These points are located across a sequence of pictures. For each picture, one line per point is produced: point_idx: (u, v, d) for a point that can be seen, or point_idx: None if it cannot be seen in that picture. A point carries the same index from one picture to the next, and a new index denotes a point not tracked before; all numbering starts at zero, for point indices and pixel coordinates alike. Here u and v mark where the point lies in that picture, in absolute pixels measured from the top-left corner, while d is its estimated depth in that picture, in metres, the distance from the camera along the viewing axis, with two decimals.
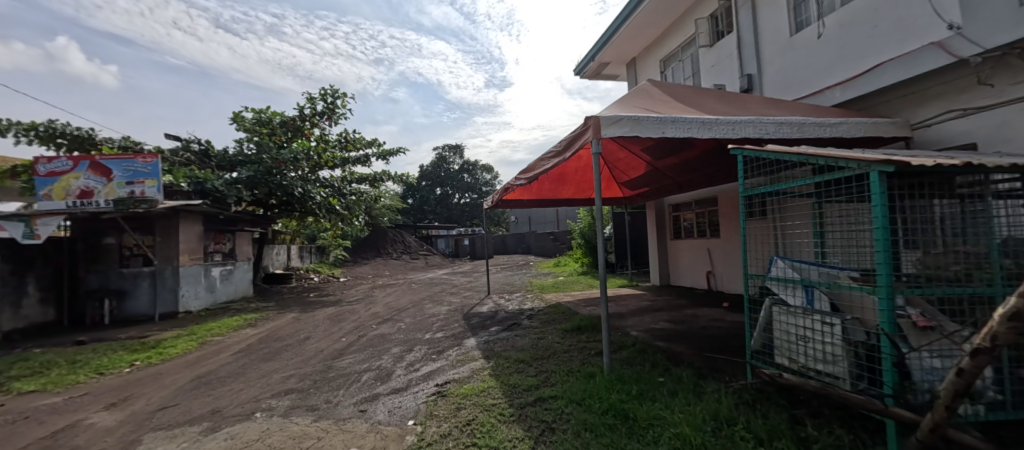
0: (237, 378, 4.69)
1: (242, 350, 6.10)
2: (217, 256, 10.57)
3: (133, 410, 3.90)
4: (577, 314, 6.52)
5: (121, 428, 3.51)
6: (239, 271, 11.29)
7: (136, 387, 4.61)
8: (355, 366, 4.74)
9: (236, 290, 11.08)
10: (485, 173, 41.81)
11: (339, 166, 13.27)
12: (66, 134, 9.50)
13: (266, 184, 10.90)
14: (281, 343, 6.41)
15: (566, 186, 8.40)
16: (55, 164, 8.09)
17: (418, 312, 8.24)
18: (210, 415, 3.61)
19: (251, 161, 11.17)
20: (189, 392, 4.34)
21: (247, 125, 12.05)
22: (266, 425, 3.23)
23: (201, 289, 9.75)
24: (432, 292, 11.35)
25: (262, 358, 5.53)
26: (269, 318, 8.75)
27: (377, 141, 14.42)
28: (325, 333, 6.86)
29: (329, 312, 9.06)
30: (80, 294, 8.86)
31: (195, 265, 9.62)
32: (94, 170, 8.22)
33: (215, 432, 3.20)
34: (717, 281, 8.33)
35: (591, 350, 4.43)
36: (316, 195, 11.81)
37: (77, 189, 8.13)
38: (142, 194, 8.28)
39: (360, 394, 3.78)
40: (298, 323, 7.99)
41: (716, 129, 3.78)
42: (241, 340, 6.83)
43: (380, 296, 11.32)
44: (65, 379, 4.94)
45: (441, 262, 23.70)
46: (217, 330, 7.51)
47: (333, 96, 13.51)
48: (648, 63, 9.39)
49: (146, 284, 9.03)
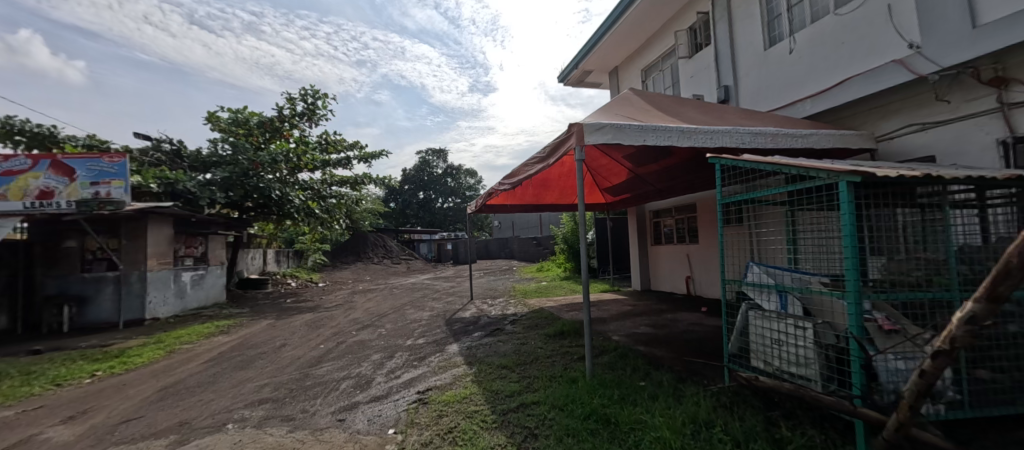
0: (208, 388, 4.52)
1: (213, 359, 5.87)
2: (188, 260, 10.20)
3: (94, 424, 3.70)
4: (560, 319, 6.55)
5: (79, 443, 3.32)
6: (212, 276, 10.89)
7: (97, 399, 4.37)
8: (333, 374, 4.62)
9: (208, 296, 10.68)
10: (468, 177, 41.74)
11: (319, 168, 13.03)
12: (25, 131, 9.04)
13: (242, 186, 10.61)
14: (255, 350, 6.21)
15: (549, 191, 8.47)
16: (12, 162, 7.68)
17: (400, 318, 8.13)
18: (177, 427, 3.46)
19: (227, 162, 10.85)
20: (155, 403, 4.14)
21: (222, 125, 11.72)
22: (238, 436, 3.12)
23: (170, 294, 9.37)
24: (414, 297, 11.21)
25: (235, 367, 5.34)
26: (243, 324, 8.47)
27: (358, 143, 14.25)
28: (302, 340, 6.68)
29: (307, 318, 8.84)
30: (37, 300, 8.38)
31: (164, 270, 9.24)
32: (56, 169, 7.85)
33: (183, 445, 3.07)
34: (695, 286, 8.51)
35: (573, 356, 4.45)
36: (294, 198, 11.57)
37: (36, 189, 7.73)
38: (107, 196, 7.91)
39: (338, 403, 3.69)
40: (274, 330, 7.77)
41: (695, 138, 3.89)
42: (213, 347, 6.59)
43: (360, 301, 11.10)
44: (18, 391, 4.66)
45: (423, 267, 23.48)
46: (187, 337, 7.21)
47: (314, 97, 13.30)
48: (629, 72, 9.60)
49: (110, 289, 8.60)
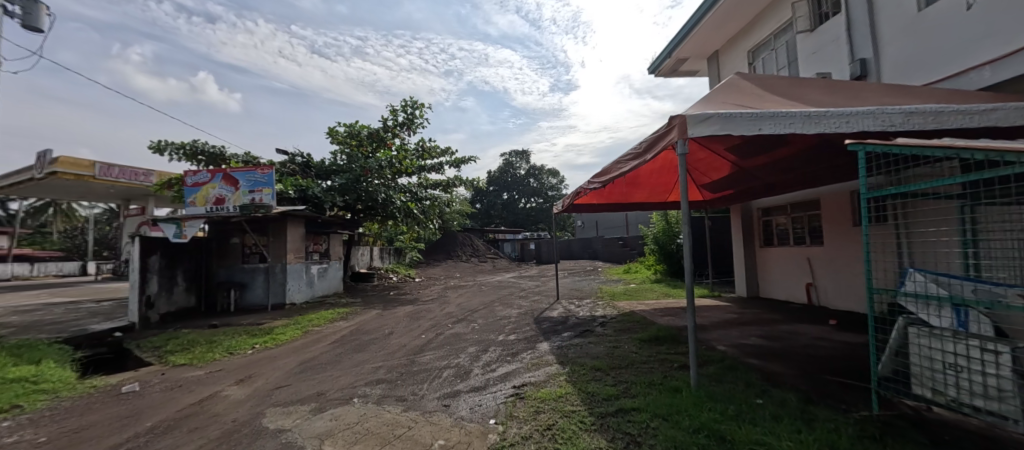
0: (335, 366, 5.21)
1: (337, 341, 6.76)
2: (316, 255, 11.92)
3: (257, 387, 4.52)
4: (655, 324, 6.18)
5: (249, 401, 4.09)
6: (333, 269, 12.56)
7: (257, 367, 5.33)
8: (434, 363, 4.98)
9: (330, 286, 12.35)
10: (551, 177, 41.80)
11: (416, 173, 14.20)
12: (205, 152, 11.41)
13: (356, 191, 12.10)
14: (368, 336, 7.00)
15: (640, 189, 8.06)
16: (199, 176, 9.77)
17: (490, 314, 8.47)
18: (315, 396, 4.05)
19: (343, 170, 12.55)
20: (297, 375, 4.92)
21: (339, 138, 13.46)
22: (363, 410, 3.55)
23: (303, 283, 11.03)
24: (501, 294, 11.60)
25: (353, 349, 6.08)
26: (357, 312, 9.60)
27: (450, 149, 15.22)
28: (405, 330, 7.35)
29: (407, 310, 9.70)
30: (213, 285, 10.49)
31: (298, 263, 10.91)
32: (226, 180, 9.70)
33: (323, 412, 3.59)
34: (818, 295, 7.37)
35: (673, 364, 4.17)
36: (396, 200, 12.78)
37: (213, 197, 9.70)
38: (260, 201, 9.62)
39: (442, 389, 3.96)
40: (381, 319, 8.67)
41: (825, 123, 3.26)
42: (335, 331, 7.58)
43: (452, 296, 11.83)
44: (206, 356, 5.91)
45: (508, 266, 24.19)
46: (317, 321, 8.43)
47: (412, 107, 14.54)
48: (733, 55, 8.68)
49: (261, 278, 10.43)
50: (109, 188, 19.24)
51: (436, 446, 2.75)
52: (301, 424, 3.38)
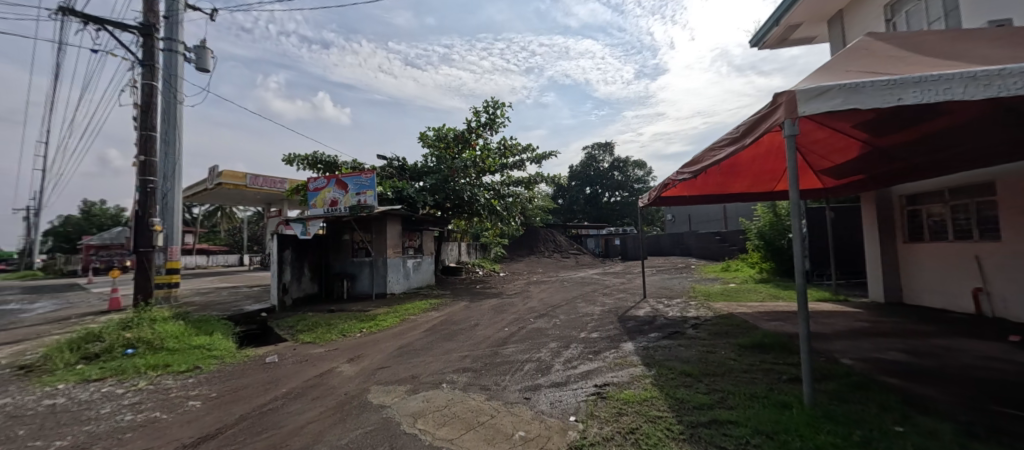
0: (427, 352, 5.63)
1: (429, 329, 7.29)
2: (411, 250, 12.96)
3: (363, 365, 5.07)
4: (759, 329, 5.52)
5: (357, 377, 4.61)
6: (426, 263, 13.54)
7: (364, 348, 5.99)
8: (517, 356, 5.08)
9: (424, 279, 13.34)
10: (637, 169, 39.73)
11: (499, 171, 14.62)
12: (322, 161, 13.10)
13: (445, 190, 12.88)
14: (457, 327, 7.40)
15: (739, 179, 7.31)
16: (318, 182, 11.26)
17: (572, 310, 8.39)
18: (410, 378, 4.40)
19: (433, 171, 13.40)
20: (395, 357, 5.41)
21: (429, 141, 14.43)
22: (451, 395, 3.76)
23: (401, 275, 12.09)
24: (584, 291, 11.41)
25: (443, 338, 6.49)
26: (446, 304, 10.21)
27: (531, 145, 15.38)
28: (490, 322, 7.64)
29: (492, 303, 10.04)
30: (330, 275, 12.01)
31: (397, 257, 11.98)
32: (338, 185, 11.00)
33: (416, 393, 3.89)
34: (991, 303, 5.90)
35: (781, 375, 3.68)
36: (481, 198, 13.30)
37: (329, 199, 11.07)
38: (365, 203, 10.73)
39: (525, 382, 4.02)
40: (468, 311, 9.13)
41: (1002, 85, 2.44)
42: (428, 320, 8.18)
43: (534, 291, 11.95)
44: (325, 336, 6.82)
45: (591, 262, 23.72)
46: (412, 310, 9.19)
47: (494, 107, 14.98)
48: (862, 13, 7.36)
49: (367, 270, 11.66)
50: (254, 194, 23.21)
51: (517, 437, 2.80)
52: (398, 402, 3.70)
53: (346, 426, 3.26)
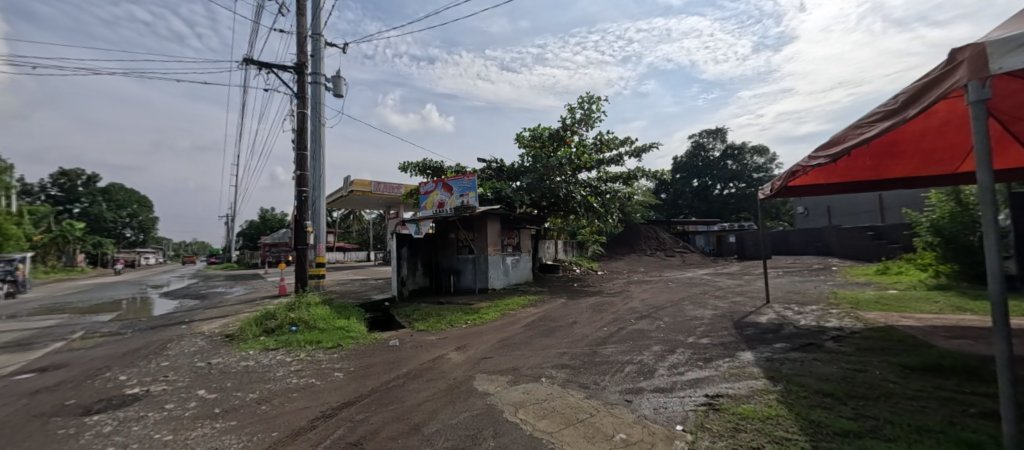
0: (527, 346, 5.82)
1: (528, 324, 7.51)
2: (510, 247, 13.46)
3: (470, 355, 5.46)
4: (930, 348, 4.48)
5: (464, 365, 5.00)
6: (524, 260, 13.93)
7: (469, 339, 6.44)
8: (618, 356, 4.95)
9: (522, 275, 13.75)
10: (756, 156, 35.18)
11: (595, 167, 14.35)
12: (430, 166, 14.37)
13: (541, 189, 13.03)
14: (555, 323, 7.49)
15: (901, 159, 6.00)
16: (428, 186, 12.40)
17: (679, 312, 7.83)
18: (512, 370, 4.62)
19: (530, 171, 13.71)
20: (497, 349, 5.71)
21: (525, 142, 14.82)
22: (551, 389, 3.85)
23: (501, 272, 12.64)
24: (693, 292, 10.55)
25: (542, 334, 6.63)
26: (544, 301, 10.37)
27: (629, 138, 14.76)
28: (589, 321, 7.56)
29: (591, 302, 9.91)
30: (438, 270, 13.12)
31: (497, 254, 12.54)
32: (445, 188, 11.95)
33: (517, 385, 4.07)
34: None
35: (964, 408, 2.95)
36: (577, 195, 13.21)
37: (437, 201, 12.11)
38: (468, 203, 11.43)
39: (627, 385, 3.90)
40: (567, 308, 9.15)
41: None
42: (527, 316, 8.43)
43: (635, 291, 11.45)
44: (436, 325, 7.50)
45: (701, 261, 21.77)
46: (513, 306, 9.54)
47: (589, 102, 14.73)
48: None
49: (470, 266, 12.45)
50: (376, 198, 26.52)
51: (618, 439, 2.75)
52: (500, 391, 3.91)
53: (455, 408, 3.57)
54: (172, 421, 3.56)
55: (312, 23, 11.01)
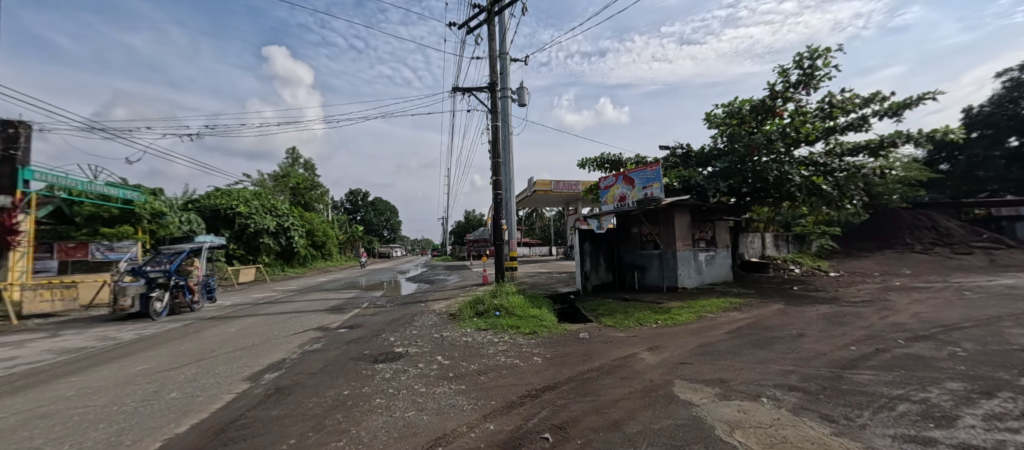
0: (737, 357, 5.04)
1: (734, 331, 6.52)
2: (702, 242, 12.05)
3: (665, 357, 5.12)
4: None
5: (661, 368, 4.71)
6: (721, 257, 12.25)
7: (662, 341, 6.04)
8: (878, 388, 3.75)
9: (720, 274, 12.14)
10: None
11: (822, 139, 11.39)
12: (609, 160, 14.21)
13: (741, 172, 11.13)
14: (772, 334, 6.24)
15: None
16: (608, 180, 12.28)
17: (990, 338, 5.37)
18: (719, 381, 4.11)
19: (726, 153, 11.94)
20: (698, 356, 5.16)
21: (718, 121, 13.03)
22: (776, 414, 3.23)
23: (692, 270, 11.44)
24: (1015, 309, 7.09)
25: (756, 345, 5.63)
26: (752, 305, 8.85)
27: (880, 93, 11.15)
28: (824, 335, 6.00)
29: (822, 310, 7.89)
30: (621, 266, 12.88)
31: (687, 250, 11.37)
32: (625, 181, 11.59)
33: (729, 401, 3.58)
34: None
35: None
36: (795, 177, 10.62)
37: (618, 195, 11.84)
38: (652, 195, 10.71)
39: (901, 429, 2.90)
40: (786, 316, 7.54)
41: None
42: (731, 321, 7.32)
43: (897, 301, 8.51)
44: (623, 322, 7.37)
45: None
46: (711, 308, 8.50)
47: (811, 57, 11.76)
48: None
49: (656, 263, 11.72)
50: (558, 196, 27.96)
51: None
52: (707, 403, 3.52)
53: (656, 412, 3.39)
54: (424, 378, 4.57)
55: (501, 44, 12.37)
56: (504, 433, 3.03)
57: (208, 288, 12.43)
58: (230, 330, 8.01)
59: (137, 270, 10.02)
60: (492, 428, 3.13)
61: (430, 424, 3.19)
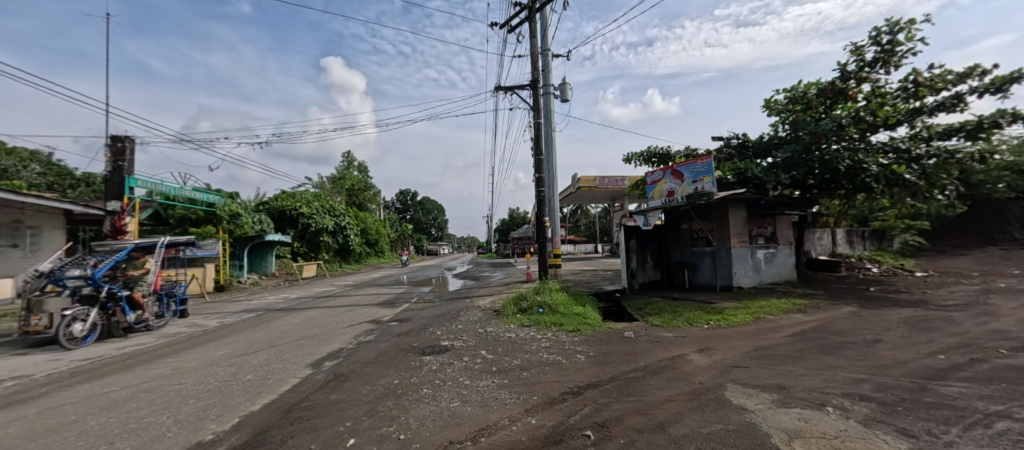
0: (799, 363, 4.73)
1: (796, 335, 6.10)
2: (761, 239, 11.33)
3: (717, 360, 4.92)
4: None
5: (712, 370, 4.54)
6: (782, 255, 11.47)
7: (714, 342, 5.79)
8: (968, 402, 3.38)
9: (781, 273, 11.38)
10: None
11: (905, 122, 10.31)
12: (656, 154, 13.74)
13: (806, 163, 10.32)
14: (841, 338, 5.77)
15: None
16: (655, 175, 11.91)
17: None
18: (777, 388, 3.89)
19: (789, 141, 11.15)
20: (754, 359, 4.90)
21: (779, 107, 12.18)
22: (842, 424, 3.02)
23: (749, 268, 10.80)
24: None
25: (822, 350, 5.24)
26: (818, 307, 8.22)
27: (979, 68, 9.91)
28: (905, 342, 5.45)
29: (903, 314, 7.17)
30: (671, 264, 12.45)
31: (743, 247, 10.74)
32: (674, 175, 11.16)
33: (788, 408, 3.38)
34: None
35: None
36: (871, 165, 9.78)
37: (665, 191, 11.45)
38: (703, 190, 10.19)
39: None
40: (858, 320, 6.94)
41: None
42: (793, 324, 6.84)
43: (997, 306, 7.53)
44: (673, 322, 7.14)
45: None
46: (770, 309, 8.00)
47: (891, 32, 10.66)
48: None
49: (709, 261, 11.20)
50: (603, 192, 27.41)
51: None
52: (763, 410, 3.35)
53: (705, 416, 3.29)
54: (470, 371, 4.74)
55: (542, 41, 12.34)
56: (546, 428, 3.08)
57: (175, 299, 9.15)
58: (296, 321, 8.72)
59: (55, 275, 6.85)
60: (534, 423, 3.19)
61: (474, 415, 3.31)
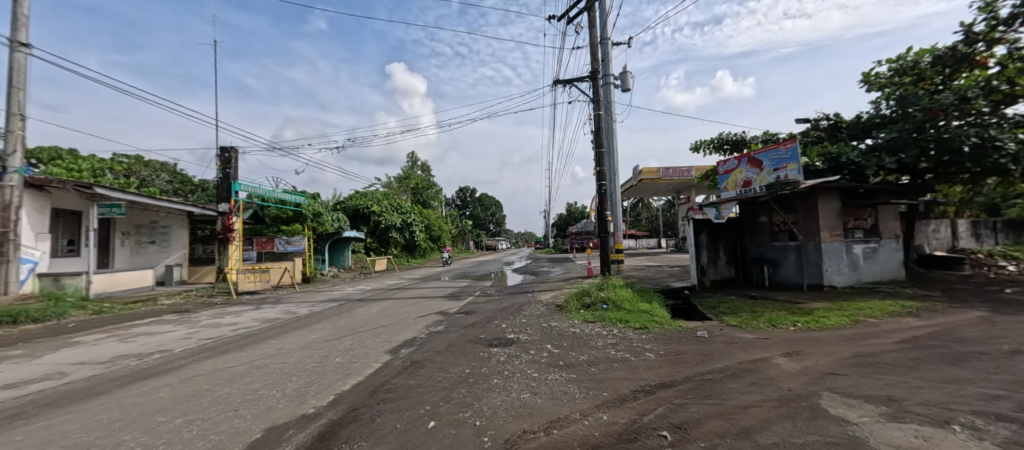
0: (912, 373, 4.14)
1: (907, 342, 5.33)
2: (858, 232, 10.03)
3: (807, 365, 4.46)
4: None
5: (802, 376, 4.13)
6: (886, 250, 10.10)
7: (804, 346, 5.26)
8: None
9: (884, 272, 10.02)
10: None
11: None
12: (729, 141, 12.74)
13: (919, 144, 8.89)
14: (968, 347, 4.94)
15: None
16: (729, 164, 11.07)
17: None
18: (886, 400, 3.44)
19: (896, 120, 9.79)
20: (854, 367, 4.37)
21: (881, 81, 10.72)
22: (975, 446, 2.59)
23: (844, 265, 9.60)
24: None
25: (942, 360, 4.53)
26: (935, 310, 7.11)
27: None
28: None
29: None
30: (747, 260, 11.54)
31: (836, 241, 9.56)
32: (751, 163, 10.26)
33: (902, 423, 2.97)
34: None
35: None
36: (1007, 143, 8.27)
37: (741, 180, 10.59)
38: (787, 178, 9.24)
39: None
40: (990, 326, 5.89)
41: None
42: (903, 329, 5.99)
43: None
44: (752, 323, 6.61)
45: None
46: (871, 311, 7.08)
47: None
48: None
49: (793, 256, 10.18)
50: (668, 184, 26.05)
51: None
52: (869, 423, 2.98)
53: (797, 425, 3.00)
54: (536, 364, 4.79)
55: (602, 29, 11.97)
56: (619, 424, 3.02)
57: None
58: (372, 311, 9.43)
59: None
60: (606, 419, 3.14)
61: (544, 407, 3.35)
